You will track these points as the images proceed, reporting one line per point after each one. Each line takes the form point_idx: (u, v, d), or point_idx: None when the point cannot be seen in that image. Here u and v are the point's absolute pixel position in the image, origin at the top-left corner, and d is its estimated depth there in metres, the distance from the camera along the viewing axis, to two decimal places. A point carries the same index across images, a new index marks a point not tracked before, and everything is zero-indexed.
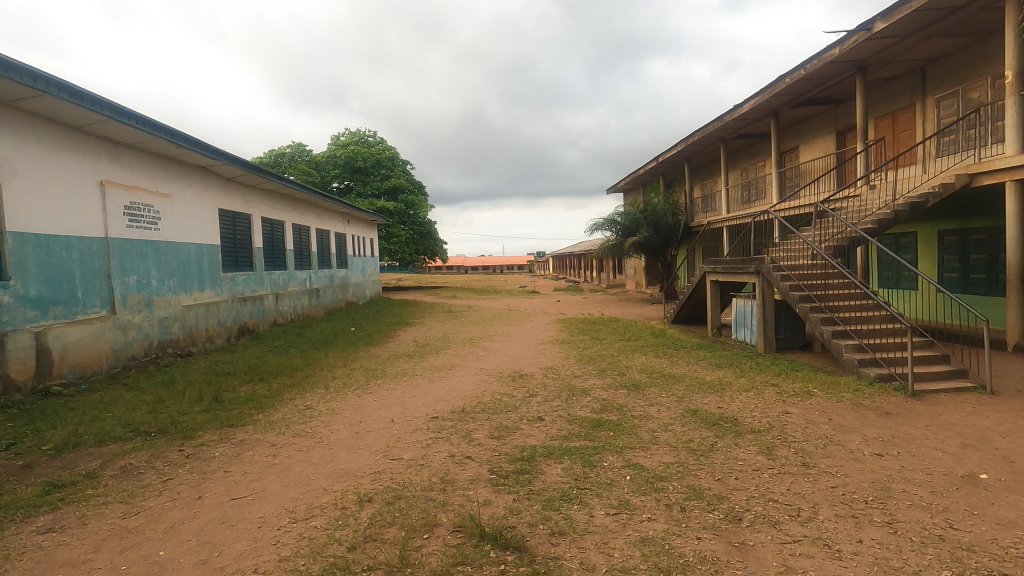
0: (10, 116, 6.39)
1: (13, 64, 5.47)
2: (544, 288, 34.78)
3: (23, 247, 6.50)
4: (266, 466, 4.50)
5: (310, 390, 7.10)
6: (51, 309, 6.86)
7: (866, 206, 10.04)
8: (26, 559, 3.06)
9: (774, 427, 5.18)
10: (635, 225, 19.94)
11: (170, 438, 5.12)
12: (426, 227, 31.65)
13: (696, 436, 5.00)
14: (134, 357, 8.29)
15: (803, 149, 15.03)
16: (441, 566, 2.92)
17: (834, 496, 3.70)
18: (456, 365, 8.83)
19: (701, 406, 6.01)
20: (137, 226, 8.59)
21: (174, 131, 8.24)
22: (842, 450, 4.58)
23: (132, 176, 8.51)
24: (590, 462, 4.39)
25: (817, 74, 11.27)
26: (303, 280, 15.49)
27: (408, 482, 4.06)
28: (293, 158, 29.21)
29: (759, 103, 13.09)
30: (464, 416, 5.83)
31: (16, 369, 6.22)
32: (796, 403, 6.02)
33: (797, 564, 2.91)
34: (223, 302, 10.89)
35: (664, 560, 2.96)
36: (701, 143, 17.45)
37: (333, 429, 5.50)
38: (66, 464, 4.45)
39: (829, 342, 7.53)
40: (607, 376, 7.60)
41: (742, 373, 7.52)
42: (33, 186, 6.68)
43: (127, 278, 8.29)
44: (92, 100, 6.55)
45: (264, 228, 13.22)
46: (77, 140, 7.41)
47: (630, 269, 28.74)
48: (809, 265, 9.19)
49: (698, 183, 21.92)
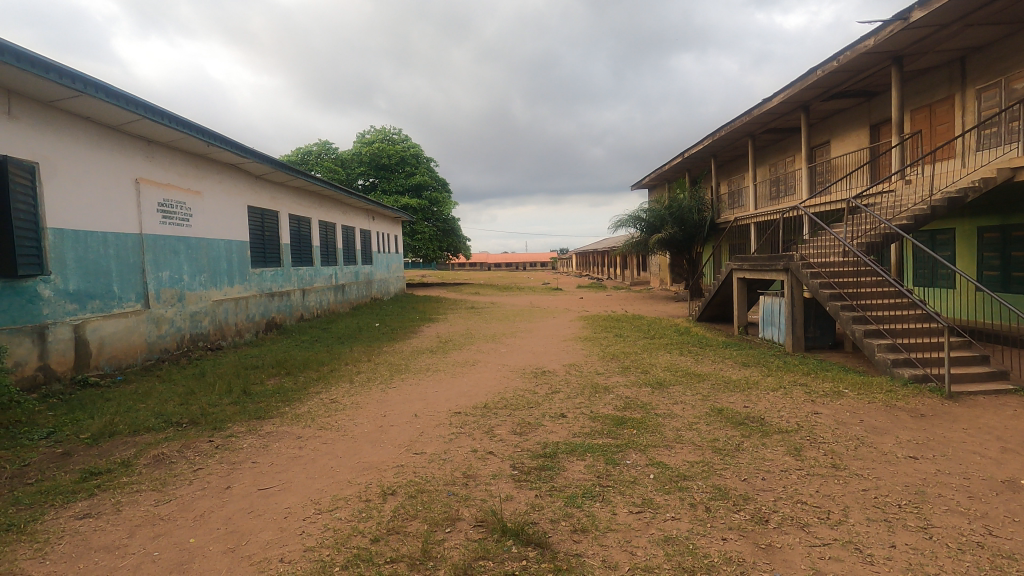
0: (51, 117, 6.61)
1: (54, 65, 5.66)
2: (569, 288, 31.23)
3: (62, 242, 6.71)
4: (292, 458, 4.57)
5: (335, 384, 7.23)
6: (89, 303, 7.08)
7: (901, 202, 9.73)
8: (64, 543, 3.17)
9: (803, 428, 5.07)
10: (660, 221, 19.71)
11: (201, 429, 5.25)
12: (450, 224, 31.78)
13: (722, 435, 4.91)
14: (167, 350, 8.53)
15: (835, 143, 14.62)
16: (464, 561, 2.93)
17: (866, 499, 3.60)
18: (478, 361, 8.85)
19: (727, 405, 5.91)
20: (170, 223, 8.82)
21: (205, 130, 8.44)
22: (874, 453, 4.45)
23: (165, 174, 8.74)
24: (613, 459, 4.36)
25: (850, 65, 10.94)
26: (329, 276, 15.75)
27: (431, 476, 4.09)
28: (320, 155, 29.74)
29: (788, 97, 12.78)
30: (486, 412, 5.85)
31: (56, 360, 6.45)
32: (825, 403, 5.88)
33: (827, 568, 2.85)
34: (252, 297, 11.14)
35: (688, 561, 2.91)
36: (728, 138, 17.16)
37: (357, 422, 5.57)
38: (102, 452, 4.60)
39: (861, 341, 7.32)
40: (631, 374, 7.52)
41: (769, 373, 7.37)
42: (71, 183, 6.90)
43: (161, 273, 8.52)
44: (127, 100, 6.73)
45: (291, 225, 13.45)
46: (112, 138, 7.63)
47: (655, 266, 28.38)
48: (840, 262, 8.95)
49: (725, 179, 21.56)
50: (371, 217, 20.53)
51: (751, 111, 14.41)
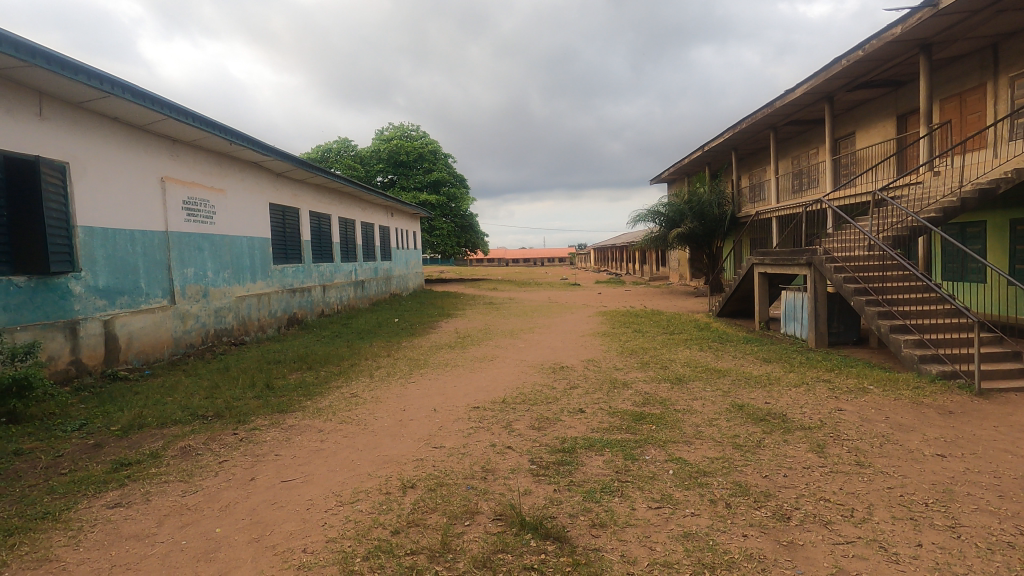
0: (80, 118, 6.79)
1: (82, 68, 5.81)
2: (597, 287, 26.68)
3: (92, 240, 6.89)
4: (314, 451, 4.65)
5: (356, 378, 7.33)
6: (118, 298, 7.27)
7: (930, 194, 9.48)
8: (96, 531, 3.27)
9: (826, 425, 4.99)
10: (679, 216, 19.51)
11: (226, 422, 5.37)
12: (468, 219, 31.86)
13: (742, 432, 4.86)
14: (192, 345, 8.73)
15: (861, 134, 14.29)
16: (483, 554, 2.95)
17: (892, 497, 3.53)
18: (497, 356, 8.89)
19: (748, 401, 5.85)
20: (194, 220, 9.00)
21: (228, 129, 8.58)
22: (900, 450, 4.35)
23: (189, 172, 8.91)
24: (632, 455, 4.35)
25: (876, 55, 10.67)
26: (349, 272, 15.93)
27: (450, 470, 4.13)
28: (339, 153, 30.05)
29: (811, 88, 12.51)
30: (505, 406, 5.88)
31: (87, 355, 6.64)
32: (849, 400, 5.78)
33: (850, 566, 2.80)
34: (274, 293, 11.34)
35: (708, 557, 2.89)
36: (749, 131, 16.88)
37: (377, 416, 5.64)
38: (132, 444, 4.73)
39: (886, 337, 7.18)
40: (650, 370, 7.48)
41: (791, 368, 7.27)
42: (100, 182, 7.08)
43: (186, 270, 8.71)
44: (152, 100, 6.87)
45: (311, 222, 13.62)
46: (139, 138, 7.81)
47: (674, 261, 28.13)
48: (865, 256, 8.77)
49: (746, 173, 21.24)
50: (390, 213, 20.68)
51: (772, 103, 14.15)
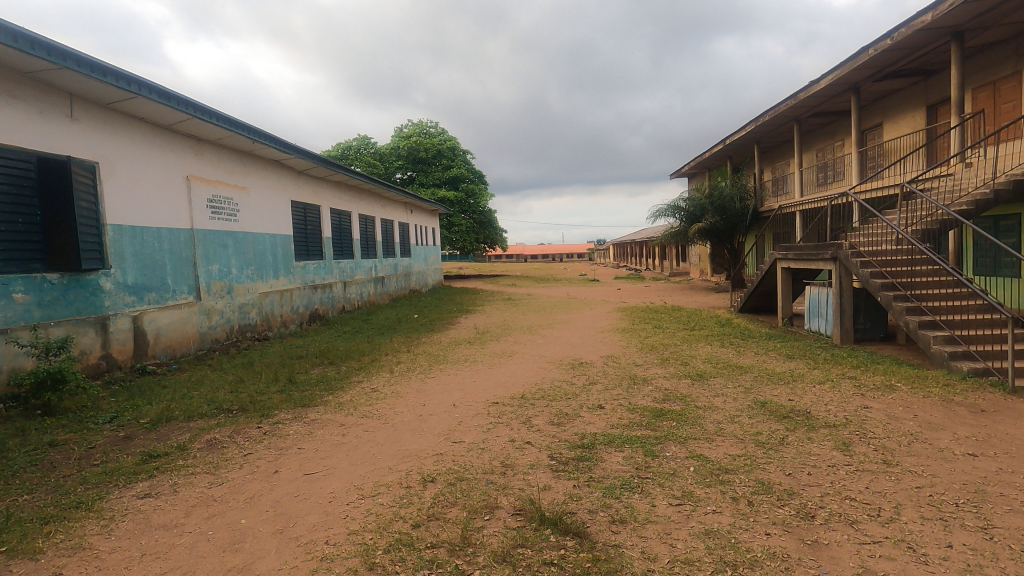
0: (109, 118, 6.96)
1: (110, 69, 5.94)
2: (632, 287, 23.32)
3: (120, 237, 7.06)
4: (335, 445, 4.71)
5: (376, 374, 7.40)
6: (145, 295, 7.44)
7: (961, 186, 9.21)
8: (128, 520, 3.37)
9: (851, 422, 4.89)
10: (700, 210, 19.29)
11: (251, 416, 5.48)
12: (486, 215, 31.89)
13: (765, 429, 4.78)
14: (217, 340, 8.91)
15: (888, 125, 13.93)
16: (502, 548, 2.96)
17: (920, 497, 3.45)
18: (516, 351, 8.91)
19: (770, 398, 5.76)
20: (219, 218, 9.17)
21: (250, 127, 8.72)
22: (929, 449, 4.24)
23: (213, 170, 9.08)
24: (651, 451, 4.32)
25: (905, 43, 10.38)
26: (369, 269, 16.07)
27: (469, 465, 4.15)
28: (359, 150, 30.31)
29: (836, 78, 12.23)
30: (524, 402, 5.89)
31: (117, 349, 6.83)
32: (876, 397, 5.66)
33: (877, 567, 2.75)
34: (297, 289, 11.50)
35: (730, 554, 2.86)
36: (772, 123, 16.57)
37: (397, 411, 5.71)
38: (160, 437, 4.85)
39: (915, 333, 7.00)
40: (671, 366, 7.41)
41: (815, 365, 7.14)
42: (128, 181, 7.25)
43: (211, 266, 8.89)
44: (177, 100, 7.00)
45: (332, 219, 13.77)
46: (165, 138, 7.98)
47: (695, 256, 27.80)
48: (893, 250, 8.56)
49: (769, 166, 20.86)
50: (409, 210, 20.82)
51: (796, 95, 13.87)
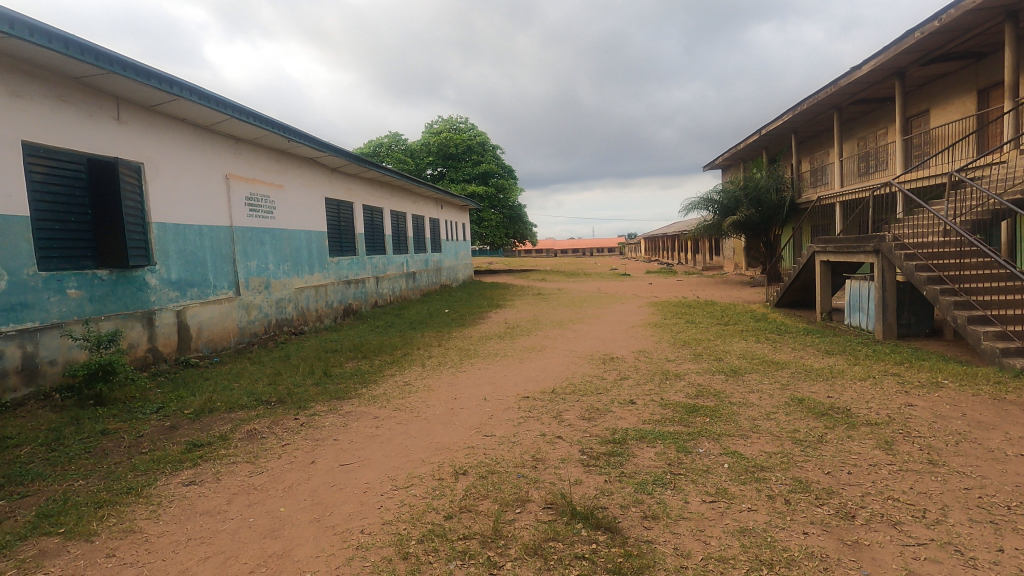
0: (153, 120, 7.22)
1: (154, 73, 6.17)
2: (666, 287, 20.16)
3: (164, 235, 7.33)
4: (370, 437, 4.81)
5: (408, 367, 7.52)
6: (188, 290, 7.72)
7: (1015, 174, 8.75)
8: (174, 506, 3.51)
9: (894, 420, 4.73)
10: (734, 202, 18.86)
11: (288, 408, 5.63)
12: (516, 210, 31.88)
13: (803, 426, 4.67)
14: (255, 334, 9.18)
15: (935, 111, 13.33)
16: (534, 541, 2.98)
17: (968, 499, 3.32)
18: (546, 346, 8.90)
19: (808, 394, 5.61)
20: (256, 215, 9.44)
21: (286, 126, 8.93)
22: (979, 450, 4.06)
23: (251, 168, 9.34)
24: (684, 448, 4.26)
25: (954, 25, 9.91)
26: (401, 264, 16.27)
27: (501, 458, 4.18)
28: (390, 147, 30.66)
29: (879, 64, 11.76)
30: (555, 396, 5.89)
31: (163, 343, 7.11)
32: (920, 395, 5.46)
33: (922, 569, 2.66)
34: (331, 284, 11.75)
35: (766, 553, 2.80)
36: (811, 112, 16.05)
37: (430, 404, 5.79)
38: (203, 427, 5.03)
39: (964, 328, 6.69)
40: (704, 361, 7.29)
41: (856, 361, 6.91)
42: (171, 181, 7.52)
43: (249, 262, 9.15)
44: (217, 102, 7.23)
45: (365, 215, 14.00)
46: (205, 138, 8.24)
47: (729, 250, 27.18)
48: (940, 242, 8.19)
49: (807, 156, 20.22)
50: (439, 206, 21.01)
51: (836, 82, 13.39)
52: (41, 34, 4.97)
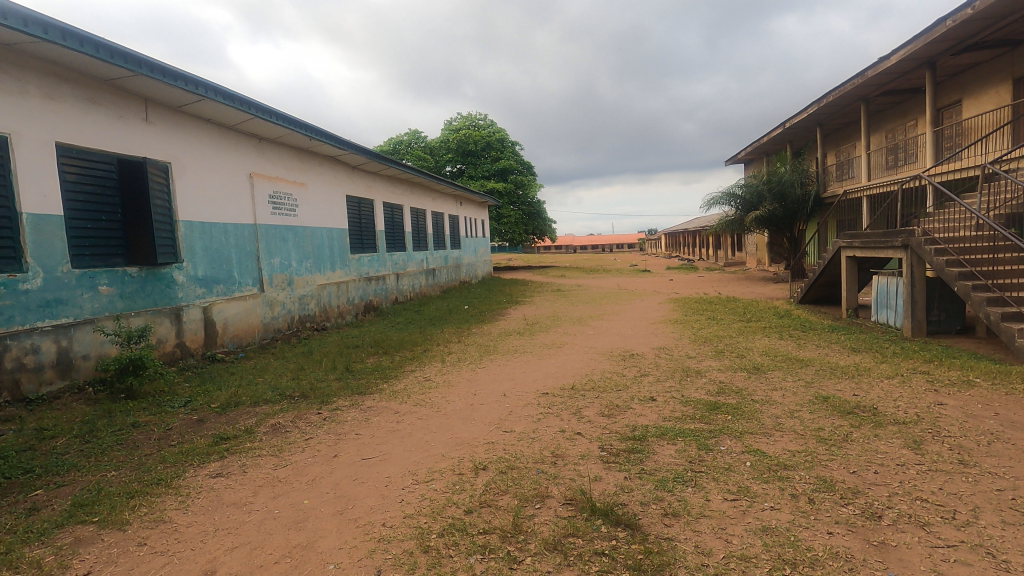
0: (179, 120, 7.38)
1: (180, 74, 6.30)
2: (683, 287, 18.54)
3: (191, 232, 7.50)
4: (390, 431, 4.86)
5: (428, 363, 7.57)
6: (214, 287, 7.88)
7: None
8: (202, 497, 3.60)
9: (924, 420, 4.61)
10: (757, 198, 18.68)
11: (311, 402, 5.72)
12: (536, 207, 31.81)
13: (827, 425, 4.58)
14: (279, 330, 9.35)
15: (968, 102, 12.91)
16: (553, 537, 2.99)
17: (1001, 500, 3.23)
18: (566, 343, 8.87)
19: (833, 392, 5.51)
20: (279, 213, 9.59)
21: (308, 125, 9.04)
22: (1012, 450, 3.95)
23: (274, 167, 9.48)
24: (706, 445, 4.22)
25: (988, 12, 9.58)
26: (421, 261, 16.36)
27: (520, 454, 4.19)
28: (410, 145, 30.82)
29: (909, 53, 11.43)
30: (574, 393, 5.87)
31: (190, 338, 7.29)
32: (950, 394, 5.31)
33: (951, 571, 2.60)
34: (352, 281, 11.88)
35: (789, 553, 2.76)
36: (837, 104, 15.69)
37: (449, 399, 5.82)
38: (229, 420, 5.14)
39: (998, 325, 6.49)
40: (726, 358, 7.19)
41: (883, 359, 6.75)
42: (197, 180, 7.68)
43: (272, 260, 9.31)
44: (241, 102, 7.36)
45: (385, 212, 14.11)
46: (230, 137, 8.40)
47: (751, 246, 26.72)
48: (972, 237, 7.95)
49: (833, 149, 19.78)
50: (458, 202, 21.05)
51: (863, 73, 13.07)
52: (73, 37, 5.12)
